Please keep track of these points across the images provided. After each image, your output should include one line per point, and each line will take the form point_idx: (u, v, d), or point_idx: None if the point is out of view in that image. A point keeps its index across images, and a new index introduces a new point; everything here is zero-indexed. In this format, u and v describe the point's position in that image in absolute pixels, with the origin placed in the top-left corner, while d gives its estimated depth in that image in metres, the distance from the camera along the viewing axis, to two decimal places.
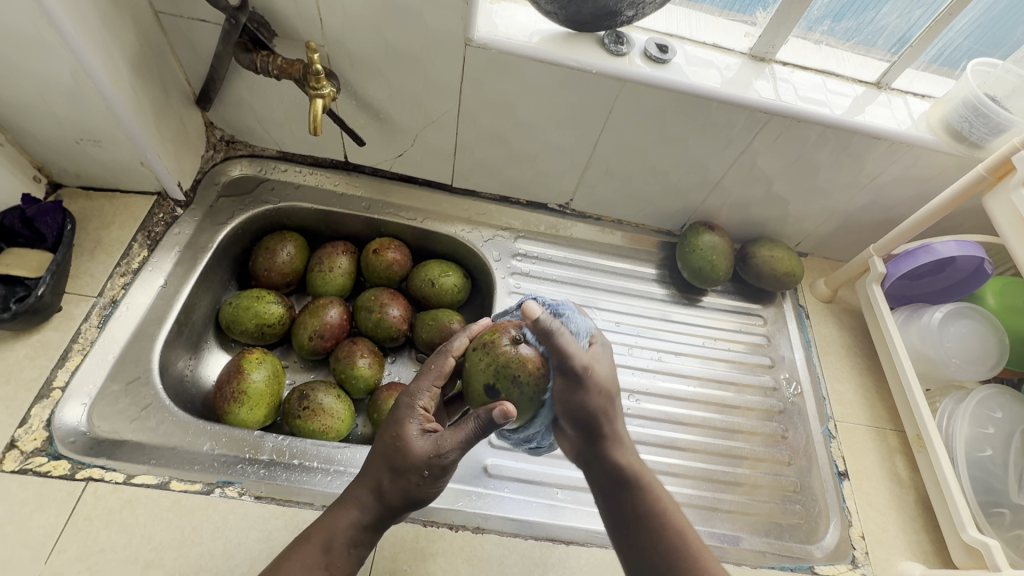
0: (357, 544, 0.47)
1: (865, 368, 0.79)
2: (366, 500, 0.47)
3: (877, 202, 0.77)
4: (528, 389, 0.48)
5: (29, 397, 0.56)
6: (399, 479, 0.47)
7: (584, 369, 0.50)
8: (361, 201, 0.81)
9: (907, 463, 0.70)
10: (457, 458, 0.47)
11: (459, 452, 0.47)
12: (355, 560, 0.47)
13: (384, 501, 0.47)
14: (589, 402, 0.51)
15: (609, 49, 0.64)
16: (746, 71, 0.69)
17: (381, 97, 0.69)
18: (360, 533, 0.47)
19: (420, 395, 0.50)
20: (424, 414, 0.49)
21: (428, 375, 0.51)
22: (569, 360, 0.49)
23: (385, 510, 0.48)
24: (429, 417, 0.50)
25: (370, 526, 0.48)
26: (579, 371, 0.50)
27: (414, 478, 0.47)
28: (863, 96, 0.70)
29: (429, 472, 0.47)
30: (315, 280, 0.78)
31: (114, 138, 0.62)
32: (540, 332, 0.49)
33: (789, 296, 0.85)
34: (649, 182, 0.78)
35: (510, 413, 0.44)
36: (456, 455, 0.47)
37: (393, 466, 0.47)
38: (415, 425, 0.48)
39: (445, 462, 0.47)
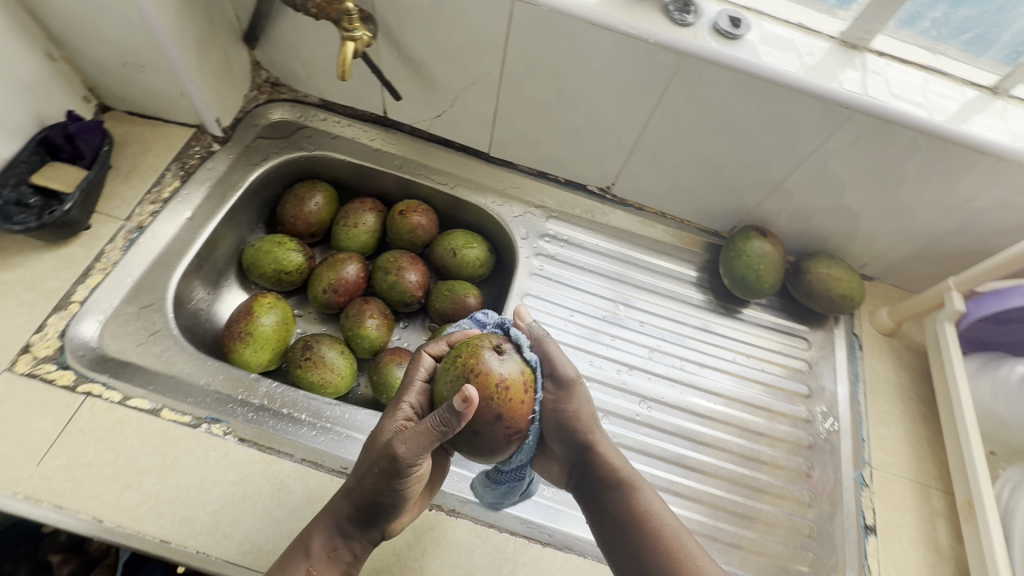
0: (335, 549, 0.45)
1: (920, 416, 0.69)
2: (340, 502, 0.46)
3: (969, 229, 0.66)
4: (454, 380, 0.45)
5: (49, 306, 0.58)
6: (364, 476, 0.45)
7: (574, 381, 0.51)
8: (395, 158, 0.79)
9: (950, 531, 0.61)
10: (417, 454, 0.43)
11: (420, 449, 0.43)
12: (335, 567, 0.45)
13: (354, 500, 0.45)
14: (582, 415, 0.52)
15: (673, 18, 0.57)
16: (832, 58, 0.60)
17: (423, 50, 0.66)
18: (335, 535, 0.45)
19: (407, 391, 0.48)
20: (404, 413, 0.47)
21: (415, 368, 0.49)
22: (560, 368, 0.50)
23: (357, 512, 0.45)
24: (408, 416, 0.47)
25: (346, 529, 0.46)
26: (569, 379, 0.51)
27: (377, 473, 0.44)
28: (973, 102, 0.60)
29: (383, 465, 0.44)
30: (339, 234, 0.77)
31: (157, 65, 0.62)
32: (534, 337, 0.51)
33: (843, 322, 0.76)
34: (700, 174, 0.71)
35: (468, 397, 0.40)
36: (408, 448, 0.43)
37: (363, 461, 0.46)
38: (388, 420, 0.46)
39: (404, 456, 0.43)
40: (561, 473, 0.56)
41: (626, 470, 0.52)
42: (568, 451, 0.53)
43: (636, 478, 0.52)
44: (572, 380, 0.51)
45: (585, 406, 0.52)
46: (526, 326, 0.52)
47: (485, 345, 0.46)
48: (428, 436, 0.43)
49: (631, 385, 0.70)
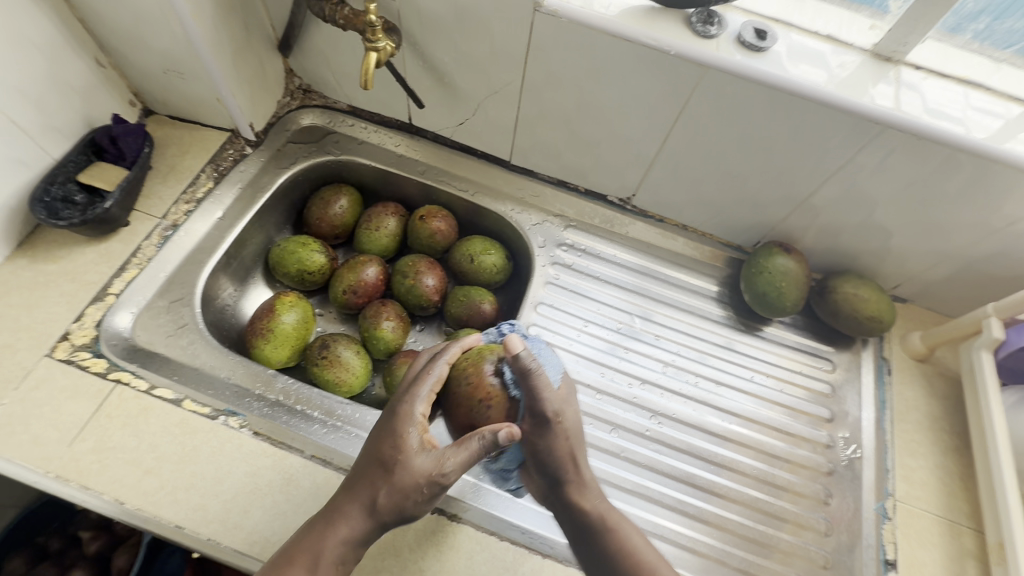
0: (346, 561, 0.46)
1: (951, 448, 0.65)
2: (360, 518, 0.46)
3: (1012, 252, 0.62)
4: (457, 381, 0.51)
5: (88, 298, 0.62)
6: (394, 497, 0.46)
7: (553, 419, 0.49)
8: (418, 164, 0.81)
9: (980, 573, 0.58)
10: (456, 476, 0.46)
11: (459, 471, 0.46)
12: (346, 575, 0.46)
13: (379, 516, 0.46)
14: (558, 451, 0.50)
15: (696, 29, 0.57)
16: (864, 71, 0.58)
17: (446, 60, 0.67)
18: (353, 547, 0.46)
19: (419, 403, 0.48)
20: (422, 426, 0.47)
21: (428, 381, 0.49)
22: (540, 404, 0.49)
23: (378, 525, 0.46)
24: (427, 429, 0.48)
25: (364, 542, 0.46)
26: (548, 415, 0.49)
27: (413, 493, 0.46)
28: (1018, 118, 0.57)
29: (428, 489, 0.46)
30: (361, 237, 0.79)
31: (196, 72, 0.66)
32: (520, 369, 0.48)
33: (872, 345, 0.72)
34: (723, 188, 0.70)
35: (516, 434, 0.45)
36: (457, 473, 0.46)
37: (391, 482, 0.45)
38: (417, 439, 0.46)
39: (447, 479, 0.46)
40: (538, 497, 0.55)
41: (599, 505, 0.52)
42: (544, 480, 0.52)
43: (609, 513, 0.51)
44: (551, 416, 0.49)
45: (562, 441, 0.50)
46: (514, 357, 0.48)
47: (489, 357, 0.51)
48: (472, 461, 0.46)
49: (642, 399, 0.69)
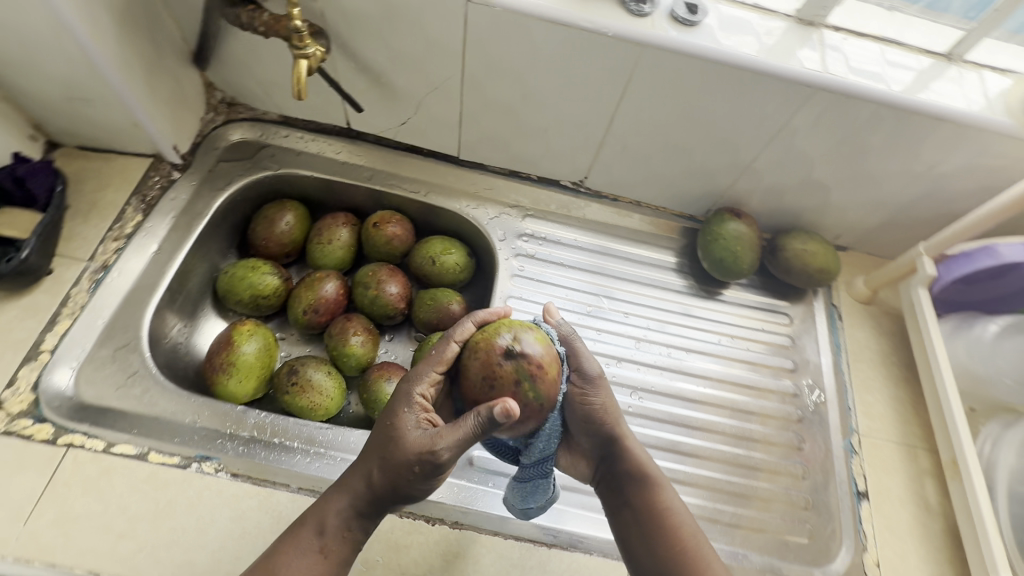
0: (349, 533, 0.46)
1: (901, 379, 0.71)
2: (358, 490, 0.46)
3: (936, 194, 0.67)
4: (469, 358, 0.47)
5: (18, 359, 0.56)
6: (390, 472, 0.45)
7: (598, 377, 0.54)
8: (364, 170, 0.78)
9: (938, 489, 0.63)
10: (452, 457, 0.45)
11: (454, 452, 0.44)
12: (349, 548, 0.46)
13: (377, 490, 0.46)
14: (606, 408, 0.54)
15: (629, 8, 0.57)
16: (790, 37, 0.60)
17: (380, 59, 0.64)
18: (353, 519, 0.46)
19: (420, 383, 0.48)
20: (422, 406, 0.47)
21: (430, 361, 0.49)
22: (584, 366, 0.54)
23: (378, 500, 0.46)
24: (427, 408, 0.48)
25: (362, 517, 0.46)
26: (595, 374, 0.54)
27: (406, 470, 0.45)
28: (928, 69, 0.61)
29: (421, 466, 0.44)
30: (313, 251, 0.76)
31: (104, 97, 0.60)
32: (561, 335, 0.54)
33: (822, 294, 0.77)
34: (671, 162, 0.71)
35: (508, 411, 0.42)
36: (451, 453, 0.44)
37: (387, 456, 0.45)
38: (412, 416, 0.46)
39: (439, 459, 0.44)
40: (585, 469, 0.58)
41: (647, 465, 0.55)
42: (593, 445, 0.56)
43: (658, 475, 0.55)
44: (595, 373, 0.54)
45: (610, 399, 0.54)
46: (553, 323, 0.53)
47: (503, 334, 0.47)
48: (469, 442, 0.44)
49: (621, 377, 0.70)
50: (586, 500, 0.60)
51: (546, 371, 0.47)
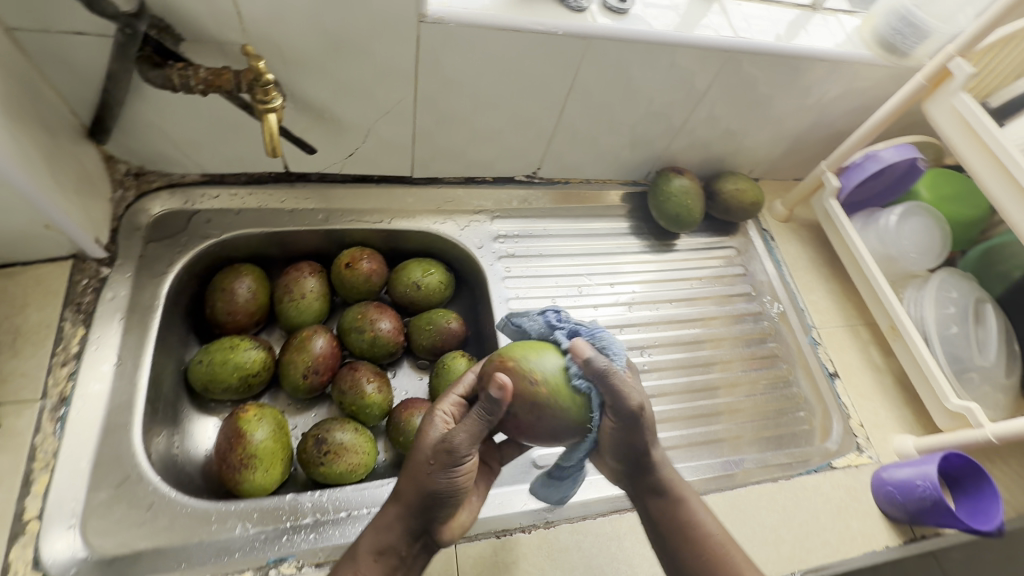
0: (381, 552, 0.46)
1: (830, 275, 0.86)
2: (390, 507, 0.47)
3: (823, 120, 0.81)
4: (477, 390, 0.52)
5: (3, 539, 0.47)
6: (412, 473, 0.46)
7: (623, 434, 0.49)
8: (317, 213, 0.73)
9: (880, 352, 0.79)
10: (467, 444, 0.45)
11: (468, 439, 0.45)
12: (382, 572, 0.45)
13: (403, 498, 0.46)
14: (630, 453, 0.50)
15: (569, 6, 0.60)
16: (696, 9, 0.68)
17: (323, 94, 0.60)
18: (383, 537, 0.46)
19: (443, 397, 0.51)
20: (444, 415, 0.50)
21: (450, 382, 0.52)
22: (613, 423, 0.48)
23: (407, 511, 0.46)
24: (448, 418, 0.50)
25: (395, 532, 0.46)
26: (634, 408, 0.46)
27: (427, 466, 0.46)
28: (802, 19, 0.73)
29: (436, 459, 0.45)
30: (287, 311, 0.70)
31: (4, 205, 0.49)
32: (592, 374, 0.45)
33: (753, 223, 0.90)
34: (616, 138, 0.77)
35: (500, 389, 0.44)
36: (462, 439, 0.45)
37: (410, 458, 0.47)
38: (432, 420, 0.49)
39: (451, 448, 0.45)
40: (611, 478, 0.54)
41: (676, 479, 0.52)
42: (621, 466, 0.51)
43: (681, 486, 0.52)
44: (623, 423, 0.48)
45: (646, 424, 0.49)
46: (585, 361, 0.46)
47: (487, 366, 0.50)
48: (479, 425, 0.45)
49: (627, 342, 0.77)
50: None
51: (540, 397, 0.46)
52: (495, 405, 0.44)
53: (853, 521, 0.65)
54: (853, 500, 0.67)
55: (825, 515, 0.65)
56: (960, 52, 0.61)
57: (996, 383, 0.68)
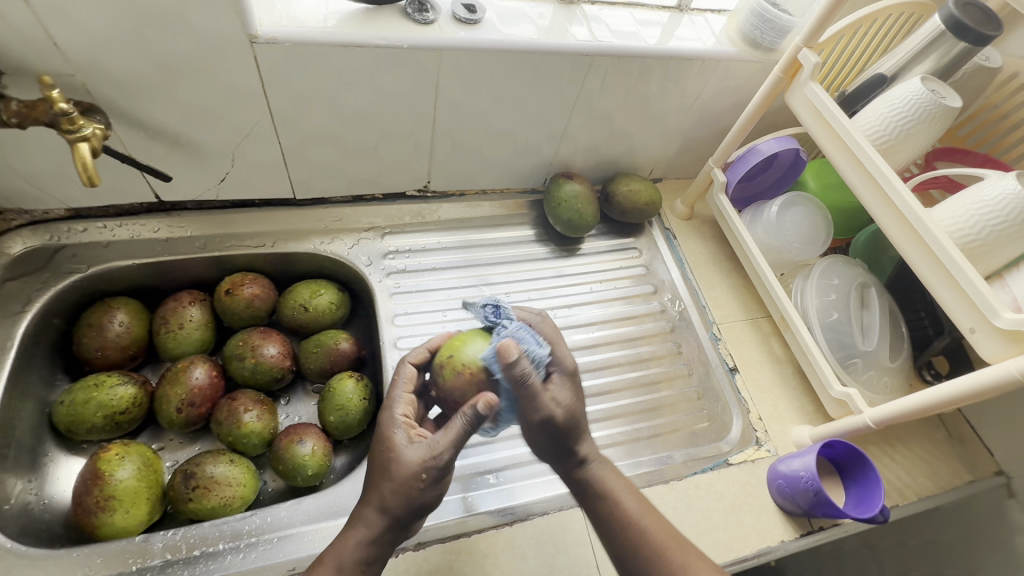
0: (369, 560, 0.50)
1: (732, 269, 0.86)
2: (372, 517, 0.51)
3: (707, 117, 0.82)
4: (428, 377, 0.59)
5: None
6: (399, 490, 0.50)
7: (555, 403, 0.54)
8: (194, 241, 0.71)
9: (781, 343, 0.79)
10: (450, 455, 0.51)
11: (452, 451, 0.51)
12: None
13: (392, 513, 0.50)
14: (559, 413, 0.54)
15: (414, 19, 0.60)
16: (559, 16, 0.68)
17: (173, 120, 0.59)
18: (370, 548, 0.50)
19: (399, 406, 0.55)
20: (407, 422, 0.54)
21: (400, 386, 0.56)
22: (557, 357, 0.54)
23: (396, 522, 0.51)
24: (411, 424, 0.55)
25: (383, 542, 0.51)
26: (544, 406, 0.53)
27: (415, 483, 0.50)
28: (669, 21, 0.74)
29: (428, 473, 0.51)
30: (165, 342, 0.68)
31: None
32: (515, 376, 0.50)
33: (655, 223, 0.90)
34: (499, 147, 0.77)
35: (494, 402, 0.49)
36: (448, 452, 0.51)
37: (391, 476, 0.51)
38: (400, 433, 0.53)
39: (440, 462, 0.51)
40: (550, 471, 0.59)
41: (596, 467, 0.56)
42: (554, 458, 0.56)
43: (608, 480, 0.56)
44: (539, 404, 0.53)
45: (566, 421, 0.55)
46: (511, 363, 0.49)
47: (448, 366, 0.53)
48: (464, 437, 0.51)
49: None
50: (511, 473, 0.66)
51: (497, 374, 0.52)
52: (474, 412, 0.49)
53: (747, 517, 0.64)
54: (747, 496, 0.66)
55: (718, 512, 0.64)
56: (807, 43, 0.61)
57: (882, 366, 0.68)
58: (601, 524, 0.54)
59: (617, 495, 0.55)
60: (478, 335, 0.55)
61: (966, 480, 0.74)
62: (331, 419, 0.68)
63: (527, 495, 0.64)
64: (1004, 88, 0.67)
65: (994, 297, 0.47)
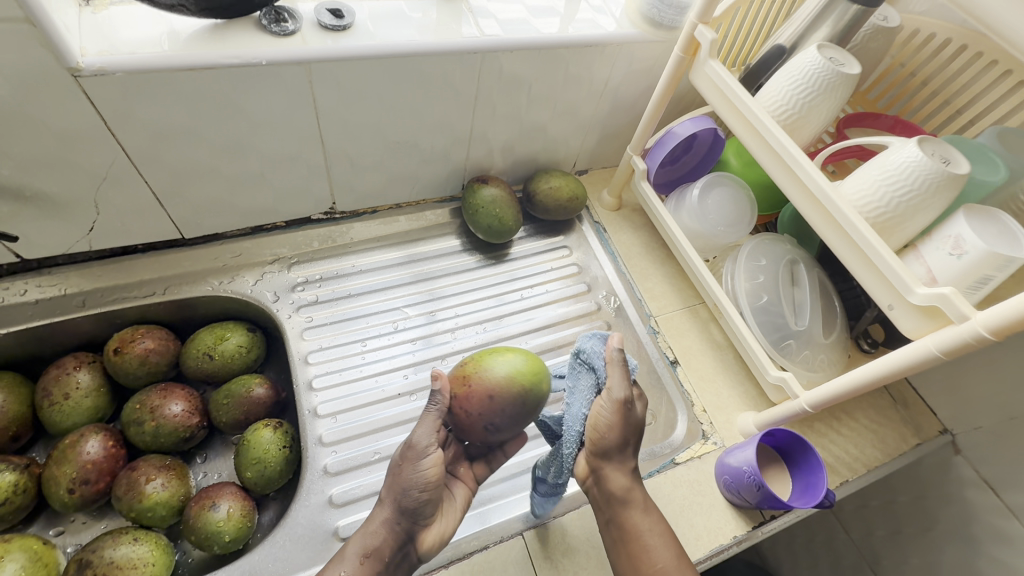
0: (368, 554, 0.46)
1: (665, 257, 0.83)
2: (382, 516, 0.48)
3: (621, 103, 0.78)
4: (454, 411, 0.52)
5: None
6: (393, 478, 0.47)
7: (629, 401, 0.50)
8: (72, 298, 0.64)
9: (720, 328, 0.77)
10: (429, 437, 0.46)
11: (427, 436, 0.46)
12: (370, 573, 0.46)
13: (389, 503, 0.47)
14: (628, 426, 0.51)
15: (272, 31, 0.54)
16: (443, 13, 0.63)
17: (9, 173, 0.52)
18: (372, 541, 0.47)
19: None
20: None
21: None
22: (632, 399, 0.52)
23: (396, 516, 0.47)
24: None
25: (385, 537, 0.47)
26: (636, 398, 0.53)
27: (399, 468, 0.47)
28: (566, 6, 0.70)
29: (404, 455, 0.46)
30: (50, 416, 0.61)
31: None
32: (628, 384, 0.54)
33: (584, 217, 0.86)
34: (404, 158, 0.72)
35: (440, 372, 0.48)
36: (421, 435, 0.46)
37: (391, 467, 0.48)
38: None
39: (417, 449, 0.46)
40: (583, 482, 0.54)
41: (633, 488, 0.52)
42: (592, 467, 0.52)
43: (639, 496, 0.52)
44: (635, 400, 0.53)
45: (631, 424, 0.51)
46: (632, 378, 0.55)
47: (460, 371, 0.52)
48: (432, 420, 0.47)
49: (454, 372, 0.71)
50: None
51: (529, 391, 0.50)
52: (437, 394, 0.47)
53: (696, 518, 0.62)
54: (696, 495, 0.64)
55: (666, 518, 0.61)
56: (702, 19, 0.57)
57: (817, 344, 0.66)
58: (619, 546, 0.51)
59: (647, 525, 0.51)
60: (508, 352, 0.50)
61: (912, 444, 0.73)
62: (248, 475, 0.59)
63: (464, 531, 0.58)
64: (908, 45, 0.66)
65: (907, 272, 0.45)
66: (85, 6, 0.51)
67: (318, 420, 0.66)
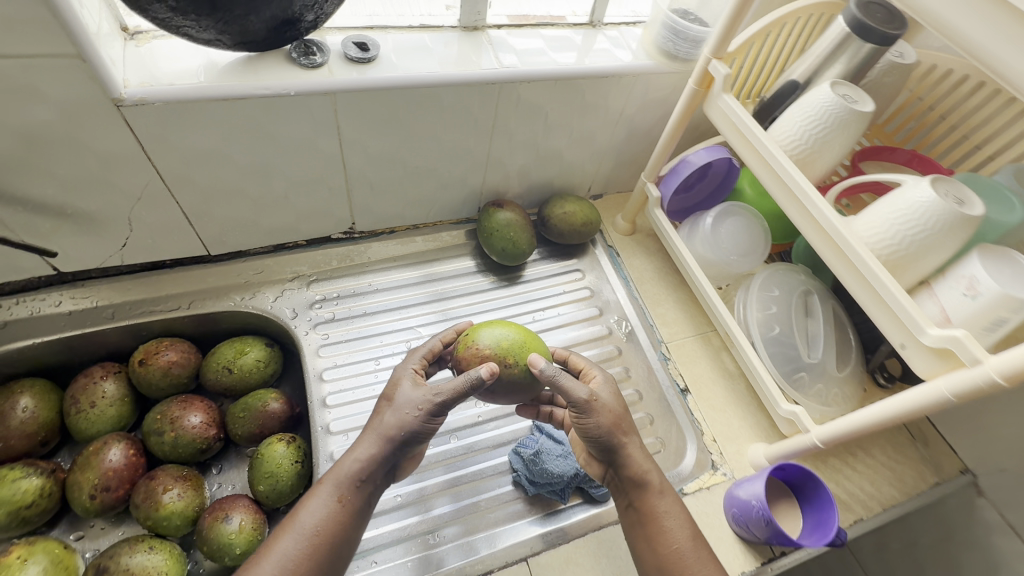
0: (363, 479, 0.47)
1: (678, 283, 0.83)
2: (372, 444, 0.47)
3: (636, 131, 0.79)
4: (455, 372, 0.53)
5: None
6: (396, 413, 0.47)
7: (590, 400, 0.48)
8: (103, 310, 0.67)
9: (732, 357, 0.77)
10: (447, 399, 0.47)
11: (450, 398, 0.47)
12: (362, 498, 0.47)
13: (385, 435, 0.47)
14: (608, 414, 0.49)
15: (301, 63, 0.57)
16: (464, 45, 0.66)
17: (53, 193, 0.55)
18: (365, 469, 0.47)
19: (414, 361, 0.53)
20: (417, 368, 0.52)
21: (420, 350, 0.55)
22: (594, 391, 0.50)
23: (392, 453, 0.47)
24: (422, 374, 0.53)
25: (377, 464, 0.47)
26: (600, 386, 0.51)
27: (410, 415, 0.47)
28: (584, 38, 0.71)
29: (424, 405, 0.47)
30: (77, 423, 0.64)
31: None
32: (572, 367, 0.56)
33: (598, 241, 0.87)
34: (422, 182, 0.74)
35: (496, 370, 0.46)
36: (445, 395, 0.47)
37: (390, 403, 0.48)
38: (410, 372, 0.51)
39: (437, 400, 0.47)
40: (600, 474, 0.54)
41: (653, 470, 0.51)
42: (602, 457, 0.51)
43: (663, 481, 0.51)
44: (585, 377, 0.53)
45: (606, 411, 0.49)
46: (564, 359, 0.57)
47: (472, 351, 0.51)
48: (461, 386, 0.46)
49: None
50: (450, 530, 0.60)
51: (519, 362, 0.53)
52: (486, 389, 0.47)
53: None
54: (703, 526, 0.63)
55: None
56: (716, 54, 0.58)
57: (829, 377, 0.66)
58: (632, 526, 0.51)
59: (667, 511, 0.50)
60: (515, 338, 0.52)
61: (931, 483, 0.71)
62: (260, 488, 0.61)
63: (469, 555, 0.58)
64: (925, 79, 0.66)
65: (919, 311, 0.45)
66: (130, 40, 0.54)
67: (330, 436, 0.67)
